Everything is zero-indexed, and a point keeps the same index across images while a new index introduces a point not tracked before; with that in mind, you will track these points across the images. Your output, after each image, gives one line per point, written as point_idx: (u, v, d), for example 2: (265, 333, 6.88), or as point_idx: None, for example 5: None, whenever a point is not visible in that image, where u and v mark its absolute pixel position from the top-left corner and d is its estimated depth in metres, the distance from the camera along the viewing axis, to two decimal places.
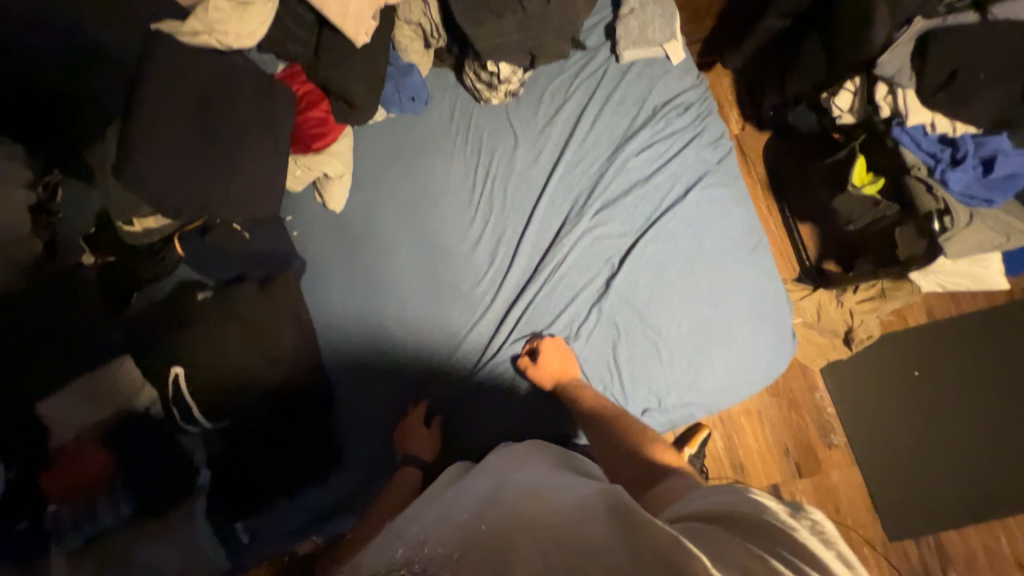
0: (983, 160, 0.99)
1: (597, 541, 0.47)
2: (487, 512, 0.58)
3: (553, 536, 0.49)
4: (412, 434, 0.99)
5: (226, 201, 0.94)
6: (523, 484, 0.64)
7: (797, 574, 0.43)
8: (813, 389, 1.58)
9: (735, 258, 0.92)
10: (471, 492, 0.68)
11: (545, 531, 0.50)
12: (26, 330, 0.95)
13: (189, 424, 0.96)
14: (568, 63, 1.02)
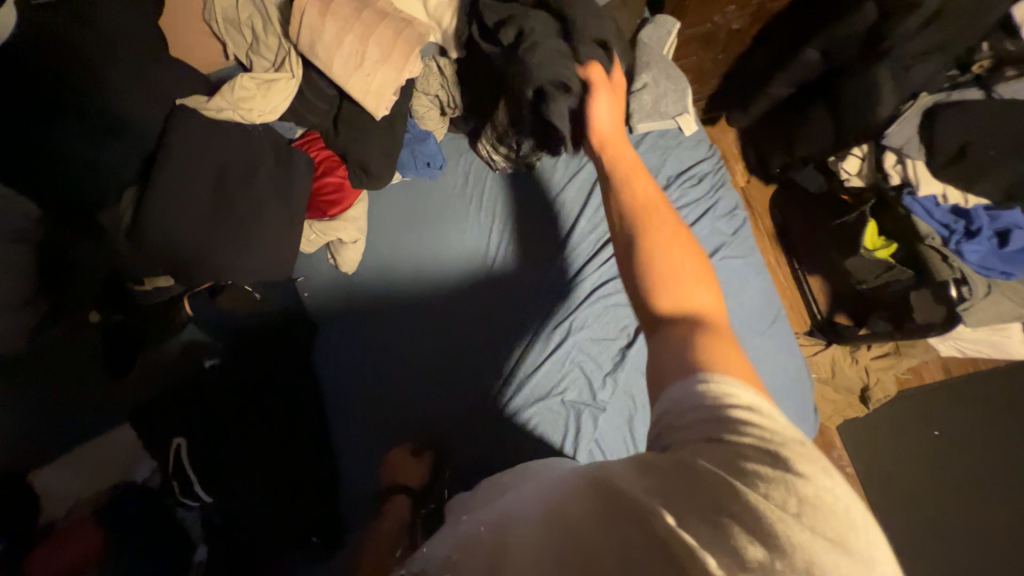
0: (999, 233, 0.98)
1: (576, 526, 0.46)
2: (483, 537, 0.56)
3: (533, 530, 0.50)
4: (409, 469, 0.98)
5: (235, 268, 0.92)
6: (525, 496, 0.61)
7: (789, 517, 0.38)
8: (831, 447, 1.56)
9: (756, 333, 0.88)
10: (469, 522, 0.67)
11: (524, 526, 0.52)
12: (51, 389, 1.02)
13: (187, 498, 0.92)
14: None
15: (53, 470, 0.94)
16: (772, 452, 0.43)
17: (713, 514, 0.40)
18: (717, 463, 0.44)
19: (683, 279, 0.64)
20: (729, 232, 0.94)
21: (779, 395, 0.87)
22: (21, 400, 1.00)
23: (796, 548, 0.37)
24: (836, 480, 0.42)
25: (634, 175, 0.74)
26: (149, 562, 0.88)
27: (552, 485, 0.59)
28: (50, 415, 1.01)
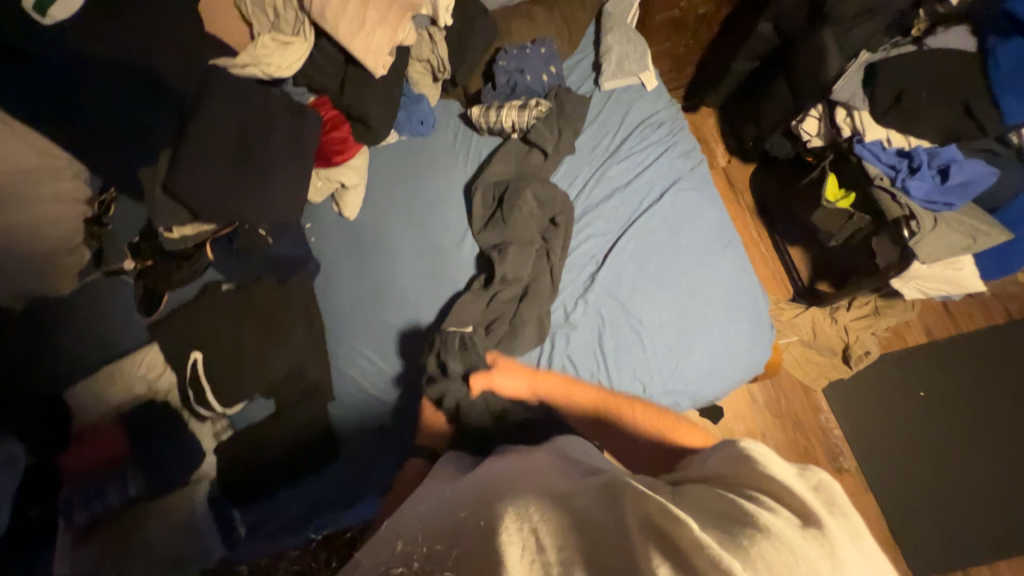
0: (939, 169, 1.05)
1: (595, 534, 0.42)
2: (478, 517, 0.51)
3: (538, 520, 0.46)
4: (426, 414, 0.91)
5: (254, 205, 1.07)
6: (514, 486, 0.56)
7: (794, 531, 0.36)
8: (818, 410, 1.58)
9: (712, 253, 0.97)
10: (460, 500, 0.61)
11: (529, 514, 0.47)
12: (96, 318, 1.19)
13: (201, 407, 1.00)
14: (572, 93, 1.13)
15: (82, 387, 1.03)
16: (768, 471, 0.43)
17: (726, 527, 0.38)
18: (714, 499, 0.43)
19: (680, 431, 0.74)
20: (687, 169, 1.05)
21: (734, 307, 0.94)
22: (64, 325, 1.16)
23: (788, 538, 0.35)
24: (859, 534, 0.37)
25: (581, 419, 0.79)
26: (162, 466, 0.97)
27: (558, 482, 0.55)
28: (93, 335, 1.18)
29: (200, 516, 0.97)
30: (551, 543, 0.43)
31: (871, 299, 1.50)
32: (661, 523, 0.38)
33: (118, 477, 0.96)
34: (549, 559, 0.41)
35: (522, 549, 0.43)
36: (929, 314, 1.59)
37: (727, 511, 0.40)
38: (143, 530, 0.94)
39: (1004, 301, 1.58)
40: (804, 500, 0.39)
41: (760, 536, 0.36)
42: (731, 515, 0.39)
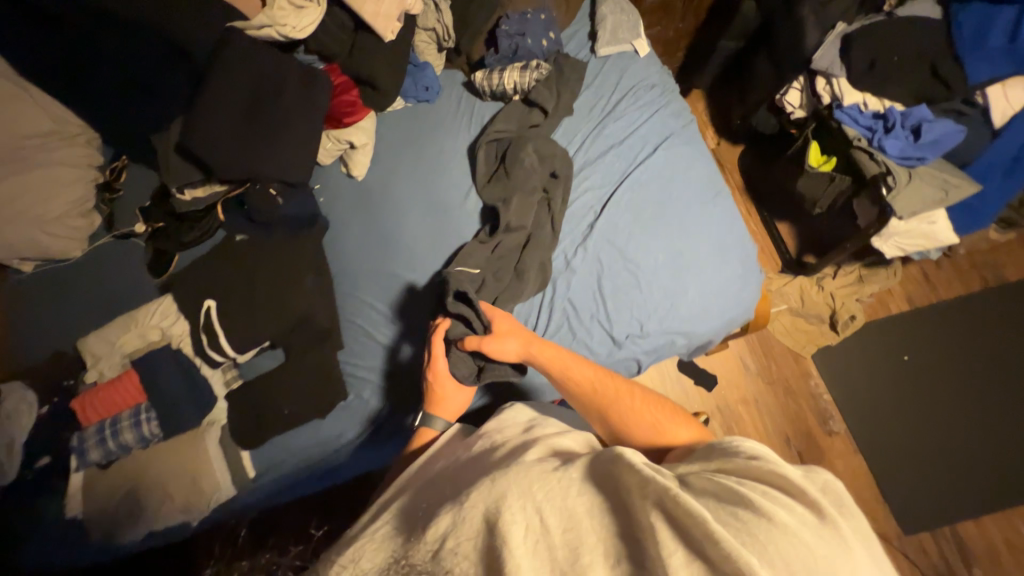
0: (912, 128, 1.13)
1: (606, 524, 0.45)
2: (484, 486, 0.53)
3: (548, 499, 0.49)
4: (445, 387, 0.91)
5: (267, 164, 1.13)
6: (511, 459, 0.58)
7: (797, 517, 0.41)
8: (807, 376, 1.62)
9: (702, 201, 1.03)
10: (465, 468, 0.65)
11: (537, 489, 0.50)
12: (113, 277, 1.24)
13: (214, 352, 1.03)
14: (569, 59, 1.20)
15: (96, 337, 1.06)
16: (776, 466, 0.47)
17: (731, 509, 0.42)
18: (715, 490, 0.46)
19: (672, 425, 0.69)
20: (678, 127, 1.11)
21: (724, 250, 1.00)
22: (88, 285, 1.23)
23: (793, 528, 0.40)
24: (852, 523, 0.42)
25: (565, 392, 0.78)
26: (174, 409, 0.99)
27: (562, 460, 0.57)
28: (110, 294, 1.23)
29: (209, 457, 0.98)
30: (557, 522, 0.47)
31: (855, 268, 1.61)
32: (672, 511, 0.42)
33: (134, 417, 0.98)
34: (554, 540, 0.45)
35: (528, 527, 0.46)
36: (911, 283, 1.65)
37: (734, 501, 0.43)
38: (152, 467, 0.95)
39: (983, 268, 1.64)
40: (814, 500, 0.42)
41: (772, 528, 0.40)
42: (740, 509, 0.42)
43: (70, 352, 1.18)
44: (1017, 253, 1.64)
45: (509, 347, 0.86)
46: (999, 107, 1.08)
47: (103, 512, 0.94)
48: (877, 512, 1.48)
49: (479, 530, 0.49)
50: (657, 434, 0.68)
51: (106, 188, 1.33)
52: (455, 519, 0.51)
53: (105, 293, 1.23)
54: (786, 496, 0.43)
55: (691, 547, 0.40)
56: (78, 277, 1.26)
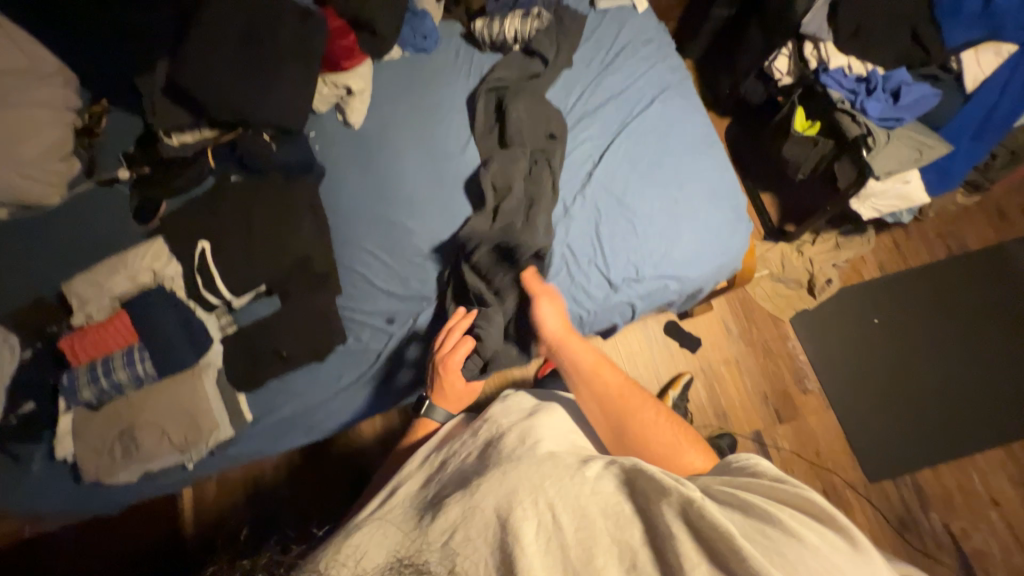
0: (892, 91, 1.19)
1: (620, 528, 0.48)
2: (498, 484, 0.57)
3: (562, 502, 0.51)
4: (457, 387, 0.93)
5: (261, 106, 1.11)
6: (523, 459, 0.62)
7: (821, 539, 0.43)
8: (786, 338, 1.70)
9: (696, 152, 1.06)
10: (476, 460, 0.69)
11: (551, 494, 0.53)
12: (95, 223, 1.20)
13: (210, 293, 1.02)
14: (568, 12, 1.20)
15: (84, 279, 1.03)
16: (800, 490, 0.49)
17: (758, 529, 0.45)
18: (737, 509, 0.48)
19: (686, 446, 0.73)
20: (675, 81, 1.13)
21: (717, 199, 1.04)
22: (70, 230, 1.19)
23: (818, 548, 0.42)
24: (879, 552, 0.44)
25: (591, 390, 0.79)
26: (167, 349, 0.97)
27: (575, 463, 0.60)
28: (92, 240, 1.18)
29: (205, 397, 0.97)
30: (569, 519, 0.49)
31: (833, 236, 1.70)
32: (694, 520, 0.44)
33: (127, 357, 0.96)
34: (567, 537, 0.48)
35: (539, 523, 0.50)
36: (883, 251, 1.74)
37: (761, 523, 0.45)
38: (147, 407, 0.94)
39: (949, 238, 1.74)
40: (841, 523, 0.44)
41: (801, 547, 0.42)
42: (764, 534, 0.44)
43: (50, 298, 1.14)
44: (979, 224, 1.74)
45: (551, 323, 0.90)
46: (971, 72, 1.16)
47: (97, 451, 0.93)
48: (845, 463, 1.58)
49: (491, 518, 0.52)
50: (669, 452, 0.71)
51: (85, 134, 1.27)
52: (468, 505, 0.55)
53: (87, 239, 1.19)
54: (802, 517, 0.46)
55: (710, 552, 0.42)
56: (57, 223, 1.20)
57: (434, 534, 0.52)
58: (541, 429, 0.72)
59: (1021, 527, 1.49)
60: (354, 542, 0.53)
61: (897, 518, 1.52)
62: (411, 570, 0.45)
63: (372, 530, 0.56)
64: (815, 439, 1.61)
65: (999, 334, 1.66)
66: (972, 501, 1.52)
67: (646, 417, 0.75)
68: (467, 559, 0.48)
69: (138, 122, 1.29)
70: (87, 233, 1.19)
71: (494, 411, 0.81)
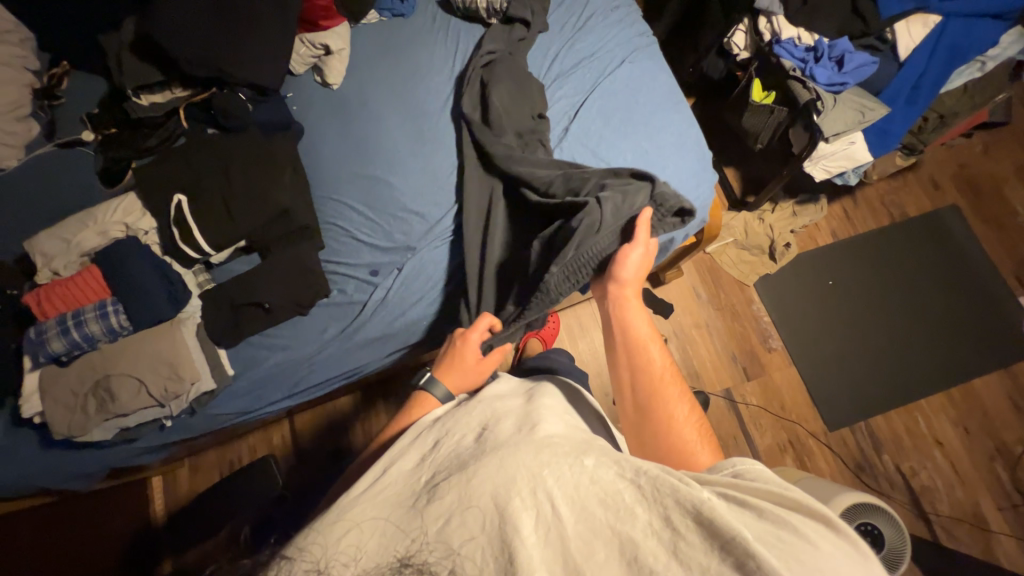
0: (837, 58, 1.31)
1: (632, 528, 0.42)
2: (490, 472, 0.49)
3: (566, 496, 0.45)
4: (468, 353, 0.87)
5: (237, 62, 1.10)
6: (524, 444, 0.52)
7: (824, 540, 0.41)
8: (751, 301, 1.80)
9: (664, 108, 1.13)
10: (470, 434, 0.61)
11: (553, 489, 0.45)
12: (57, 184, 1.15)
13: (187, 247, 1.00)
14: None
15: (48, 236, 0.99)
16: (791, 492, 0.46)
17: (765, 534, 0.41)
18: (738, 505, 0.44)
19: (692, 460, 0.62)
20: (643, 45, 1.20)
21: (684, 150, 1.11)
22: (27, 193, 1.14)
23: (821, 546, 0.40)
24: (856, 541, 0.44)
25: (637, 348, 0.75)
26: (142, 299, 0.94)
27: (580, 445, 0.52)
28: (54, 202, 1.14)
29: (185, 346, 0.95)
30: (569, 512, 0.44)
31: (790, 205, 1.82)
32: (709, 524, 0.40)
33: (99, 309, 0.93)
34: (570, 531, 0.43)
35: (537, 515, 0.44)
36: (835, 219, 1.88)
37: (771, 524, 0.42)
38: (123, 360, 0.92)
39: (891, 205, 1.89)
40: (830, 516, 0.43)
41: (808, 547, 0.40)
42: (775, 535, 0.41)
43: (8, 261, 1.08)
44: (917, 193, 1.91)
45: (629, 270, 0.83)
46: (904, 41, 1.30)
47: (69, 407, 0.90)
48: (808, 414, 1.69)
49: (488, 511, 0.45)
50: (679, 440, 0.64)
51: (45, 95, 1.22)
52: (465, 488, 0.48)
53: (47, 202, 1.14)
54: (798, 513, 0.44)
55: (718, 554, 0.39)
56: (11, 186, 1.14)
57: (431, 524, 0.46)
58: (536, 408, 0.63)
59: (960, 463, 1.63)
60: (353, 530, 0.49)
61: (854, 462, 1.64)
62: (413, 570, 0.42)
63: (369, 514, 0.51)
64: (779, 393, 1.72)
65: (938, 293, 1.81)
66: (918, 442, 1.66)
67: (679, 413, 0.67)
68: (467, 551, 0.43)
69: (102, 84, 1.25)
70: (48, 194, 1.14)
71: (490, 393, 0.73)
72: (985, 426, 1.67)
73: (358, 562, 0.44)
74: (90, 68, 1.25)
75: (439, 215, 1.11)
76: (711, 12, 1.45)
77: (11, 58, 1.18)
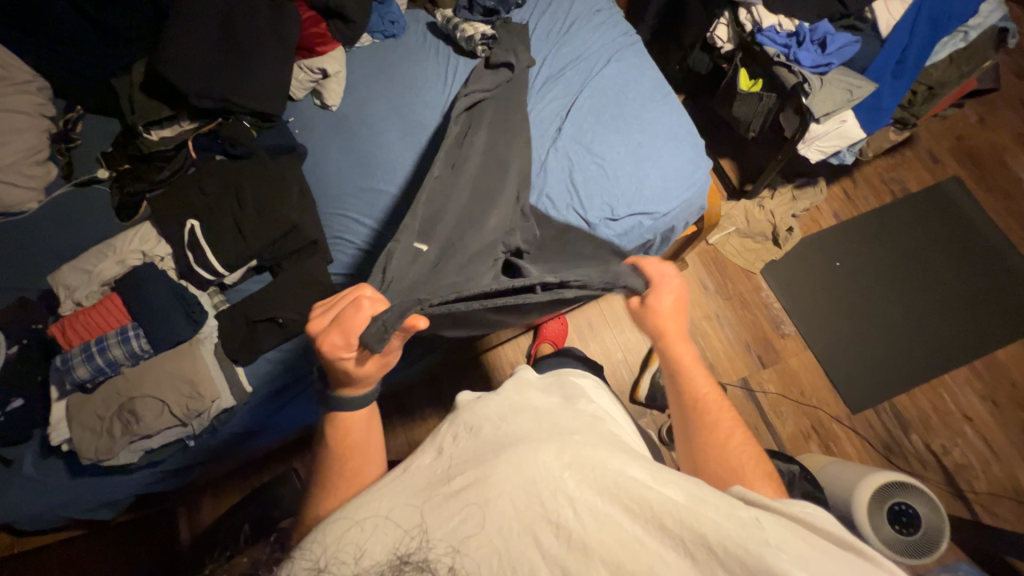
0: (819, 42, 1.34)
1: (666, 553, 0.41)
2: (509, 473, 0.46)
3: (588, 506, 0.43)
4: (354, 375, 0.57)
5: (241, 91, 1.15)
6: (551, 441, 0.49)
7: None
8: (759, 289, 1.80)
9: (653, 101, 1.16)
10: (488, 427, 0.56)
11: (578, 499, 0.44)
12: (75, 221, 1.20)
13: (203, 270, 1.04)
14: None
15: (70, 269, 1.02)
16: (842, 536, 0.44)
17: None
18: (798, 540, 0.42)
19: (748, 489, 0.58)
20: (627, 43, 1.24)
21: (676, 139, 1.13)
22: (46, 232, 1.19)
23: None
24: None
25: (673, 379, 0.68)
26: (162, 323, 0.97)
27: (605, 448, 0.49)
28: (73, 239, 1.18)
29: (205, 366, 0.98)
30: (591, 521, 0.42)
31: (789, 189, 1.83)
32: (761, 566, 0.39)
33: (120, 335, 0.96)
34: (591, 543, 0.41)
35: (557, 523, 0.43)
36: (835, 201, 1.88)
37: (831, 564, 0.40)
38: (145, 382, 0.94)
39: (891, 182, 1.89)
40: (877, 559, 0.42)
41: None
42: None
43: (33, 298, 1.12)
44: (918, 169, 1.91)
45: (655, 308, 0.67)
46: (883, 19, 1.34)
47: (94, 431, 0.92)
48: (829, 398, 1.66)
49: (505, 518, 0.44)
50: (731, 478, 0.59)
51: (62, 139, 1.27)
52: (481, 486, 0.46)
53: (67, 239, 1.18)
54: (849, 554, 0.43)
55: None
56: (33, 227, 1.19)
57: (438, 521, 0.45)
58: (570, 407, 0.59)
59: (992, 437, 1.59)
60: (354, 523, 0.47)
61: (881, 444, 1.61)
62: (413, 570, 0.43)
63: (369, 507, 0.48)
64: (797, 379, 1.69)
65: (950, 266, 1.79)
66: (947, 419, 1.62)
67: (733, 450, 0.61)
68: (471, 556, 0.43)
69: (117, 124, 1.31)
70: (68, 231, 1.19)
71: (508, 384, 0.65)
72: (1015, 396, 1.63)
73: (358, 560, 0.44)
74: (104, 111, 1.32)
75: None
76: (692, 8, 1.50)
77: (30, 106, 1.25)
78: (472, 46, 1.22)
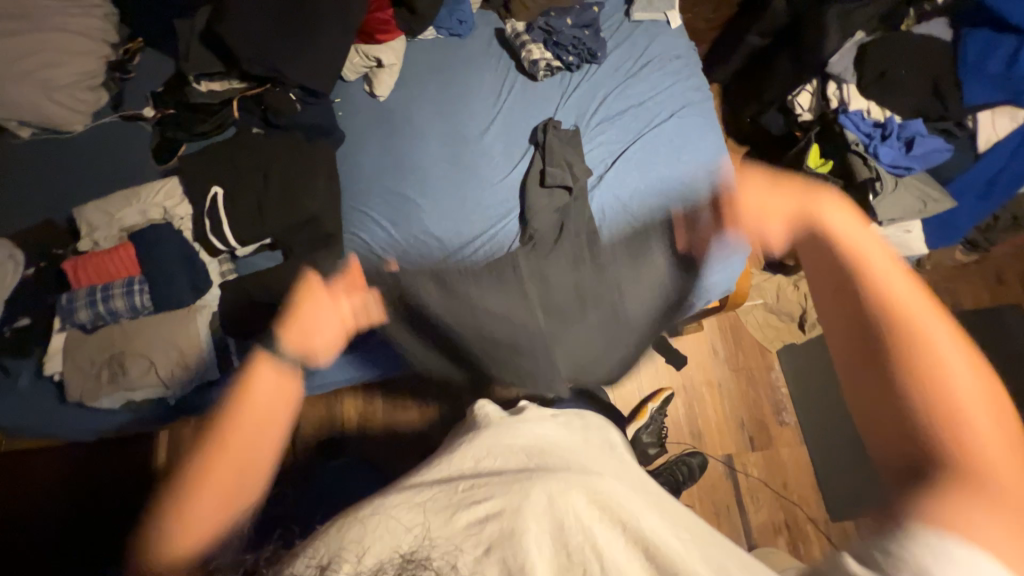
0: (906, 139, 1.22)
1: None
2: (537, 511, 0.43)
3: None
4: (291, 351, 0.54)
5: (294, 64, 1.13)
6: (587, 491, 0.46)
7: None
8: (770, 368, 1.71)
9: (707, 171, 1.10)
10: (513, 458, 0.53)
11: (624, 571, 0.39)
12: (112, 154, 1.22)
13: (215, 239, 1.04)
14: (603, 18, 1.23)
15: (95, 207, 1.05)
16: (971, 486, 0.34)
17: None
18: None
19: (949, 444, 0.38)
20: (697, 99, 1.16)
21: None
22: (84, 158, 1.21)
23: None
24: None
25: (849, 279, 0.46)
26: (170, 284, 1.00)
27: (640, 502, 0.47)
28: (106, 170, 1.21)
29: (198, 333, 0.99)
30: None
31: None
32: None
33: (127, 287, 0.99)
34: None
35: None
36: None
37: None
38: (140, 336, 0.97)
39: (945, 294, 1.75)
40: None
41: None
42: None
43: (58, 221, 1.16)
44: (976, 285, 1.76)
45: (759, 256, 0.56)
46: (985, 132, 1.18)
47: (85, 372, 0.96)
48: (811, 499, 1.59)
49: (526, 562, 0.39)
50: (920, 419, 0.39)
51: (118, 68, 1.29)
52: (509, 518, 0.42)
53: (102, 169, 1.21)
54: None
55: None
56: (72, 150, 1.22)
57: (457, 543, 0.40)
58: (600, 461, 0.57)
59: None
60: (360, 523, 0.42)
61: None
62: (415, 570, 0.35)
63: (389, 509, 0.44)
64: (784, 470, 1.62)
65: None
66: None
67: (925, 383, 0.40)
68: None
69: (171, 65, 1.32)
70: (103, 162, 1.21)
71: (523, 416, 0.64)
72: None
73: (359, 557, 0.37)
74: (163, 48, 1.32)
75: (461, 243, 1.09)
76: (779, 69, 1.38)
77: (94, 30, 1.26)
78: (534, 70, 1.16)
